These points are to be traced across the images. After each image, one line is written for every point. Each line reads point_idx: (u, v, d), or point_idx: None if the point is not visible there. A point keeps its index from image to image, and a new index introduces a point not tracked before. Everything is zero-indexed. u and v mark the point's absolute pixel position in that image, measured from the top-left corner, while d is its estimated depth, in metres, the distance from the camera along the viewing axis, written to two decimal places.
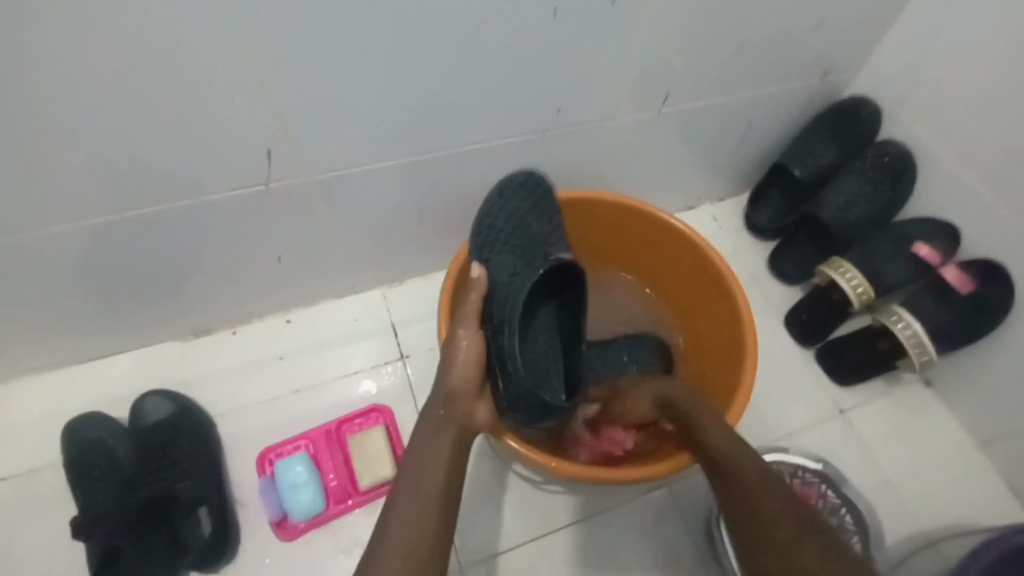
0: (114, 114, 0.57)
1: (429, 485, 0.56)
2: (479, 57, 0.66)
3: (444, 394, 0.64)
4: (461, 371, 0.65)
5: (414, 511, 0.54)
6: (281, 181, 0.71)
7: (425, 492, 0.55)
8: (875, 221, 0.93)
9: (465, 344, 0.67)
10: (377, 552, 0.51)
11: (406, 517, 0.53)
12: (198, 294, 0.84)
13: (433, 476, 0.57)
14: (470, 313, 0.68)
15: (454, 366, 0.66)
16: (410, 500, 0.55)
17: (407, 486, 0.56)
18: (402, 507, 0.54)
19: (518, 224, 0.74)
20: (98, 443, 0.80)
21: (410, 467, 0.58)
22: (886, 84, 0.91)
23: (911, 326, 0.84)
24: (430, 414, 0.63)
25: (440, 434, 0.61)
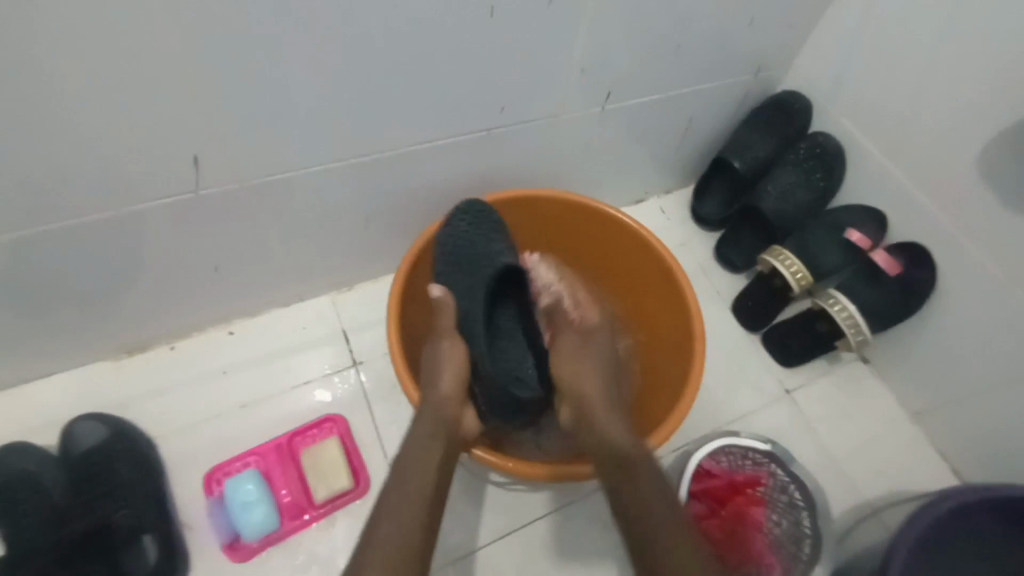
0: (22, 120, 0.53)
1: (417, 496, 0.55)
2: (420, 56, 0.64)
3: (433, 402, 0.64)
4: (450, 379, 0.66)
5: (402, 522, 0.53)
6: (216, 188, 0.68)
7: (412, 500, 0.55)
8: (810, 209, 0.98)
9: (449, 352, 0.68)
10: (362, 562, 0.50)
11: (393, 528, 0.52)
12: (132, 309, 0.80)
13: (422, 484, 0.56)
14: (444, 326, 0.70)
15: (440, 375, 0.66)
16: (395, 511, 0.53)
17: (393, 498, 0.55)
18: (391, 521, 0.53)
19: (479, 241, 0.78)
20: (25, 474, 0.74)
21: (399, 476, 0.57)
22: (816, 78, 0.95)
23: (847, 308, 0.88)
24: (420, 424, 0.62)
25: (430, 443, 0.60)
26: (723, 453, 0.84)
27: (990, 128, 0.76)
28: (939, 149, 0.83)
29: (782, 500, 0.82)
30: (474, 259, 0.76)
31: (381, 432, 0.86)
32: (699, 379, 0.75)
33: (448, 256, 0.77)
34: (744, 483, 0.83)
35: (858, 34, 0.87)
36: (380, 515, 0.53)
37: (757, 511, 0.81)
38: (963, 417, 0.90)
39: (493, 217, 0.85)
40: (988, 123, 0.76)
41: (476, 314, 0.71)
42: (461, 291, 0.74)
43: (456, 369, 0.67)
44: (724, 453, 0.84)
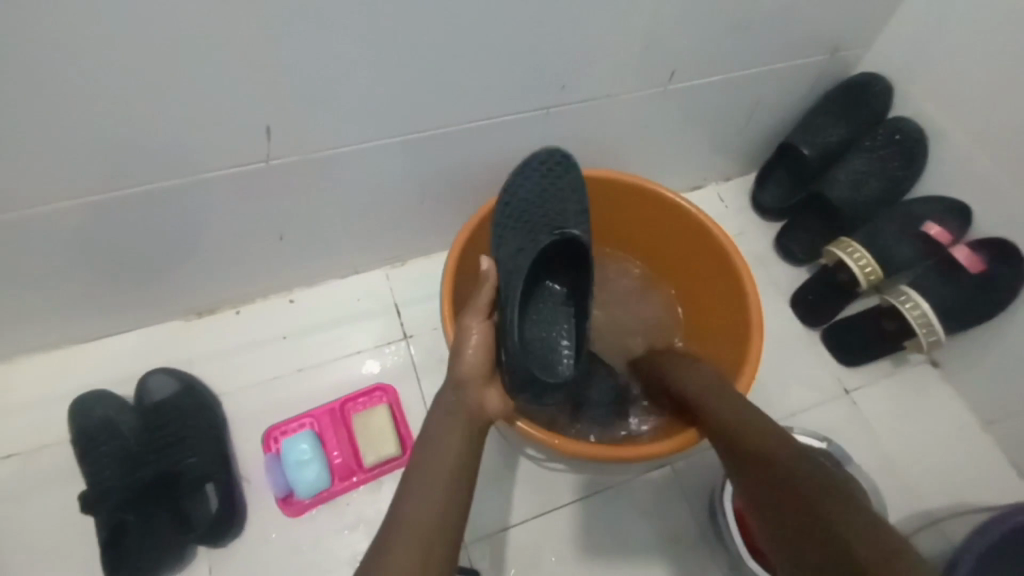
0: (108, 89, 0.56)
1: (443, 462, 0.57)
2: (480, 33, 0.64)
3: (454, 379, 0.66)
4: (474, 358, 0.67)
5: (428, 489, 0.55)
6: (281, 159, 0.71)
7: (436, 467, 0.57)
8: (884, 199, 0.92)
9: (473, 331, 0.68)
10: (393, 521, 0.52)
11: (420, 493, 0.54)
12: (201, 273, 0.84)
13: (445, 454, 0.58)
14: (479, 303, 0.69)
15: (468, 356, 0.67)
16: (420, 476, 0.56)
17: (419, 467, 0.57)
18: (417, 483, 0.55)
19: (521, 195, 0.72)
20: (104, 420, 0.81)
21: (424, 446, 0.59)
22: (899, 60, 0.89)
23: (919, 306, 0.83)
24: (444, 401, 0.64)
25: (451, 416, 0.62)
26: None
27: None
28: None
29: None
30: (524, 216, 0.71)
31: (427, 403, 0.88)
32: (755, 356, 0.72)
33: (503, 206, 0.71)
34: None
35: (950, 12, 0.80)
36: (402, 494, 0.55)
37: None
38: None
39: None
40: None
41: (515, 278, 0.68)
42: (508, 252, 0.69)
43: (483, 345, 0.68)
44: None
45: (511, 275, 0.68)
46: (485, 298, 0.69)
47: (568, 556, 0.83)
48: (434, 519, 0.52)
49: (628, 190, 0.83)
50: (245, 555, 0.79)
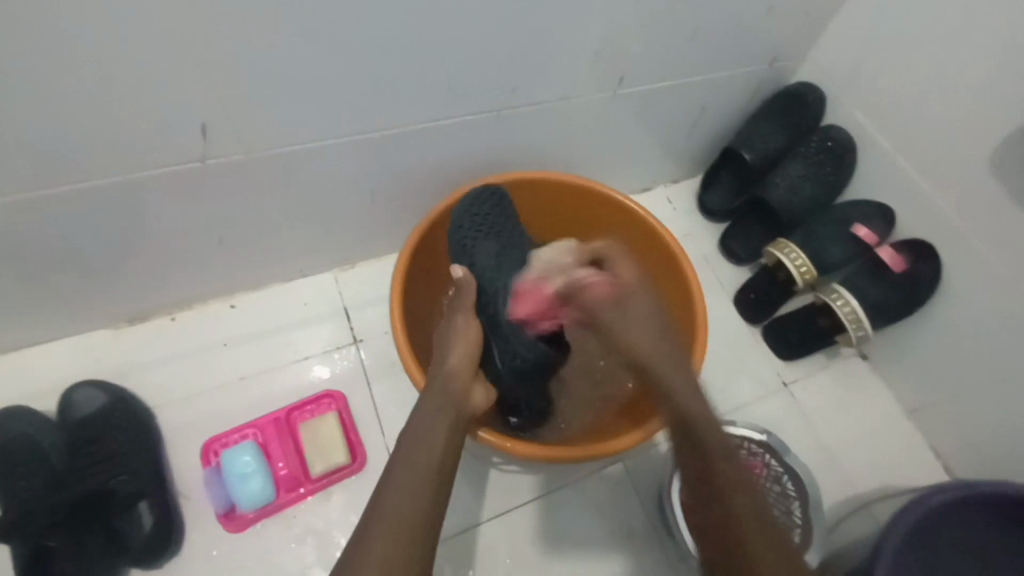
0: (25, 80, 0.52)
1: (428, 457, 0.55)
2: (432, 32, 0.63)
3: (443, 375, 0.65)
4: (461, 355, 0.68)
5: (410, 485, 0.52)
6: (220, 158, 0.67)
7: (421, 460, 0.55)
8: (819, 202, 0.97)
9: (461, 335, 0.70)
10: (374, 518, 0.50)
11: (404, 486, 0.52)
12: (132, 278, 0.79)
13: (431, 448, 0.56)
14: (467, 306, 0.72)
15: (455, 355, 0.68)
16: (404, 470, 0.53)
17: (403, 458, 0.55)
18: (399, 475, 0.53)
19: (481, 215, 0.79)
20: (23, 438, 0.74)
21: (409, 439, 0.57)
22: (831, 70, 0.94)
23: (849, 303, 0.88)
24: (432, 394, 0.63)
25: (438, 407, 0.60)
26: None
27: (1004, 128, 0.76)
28: (953, 148, 0.82)
29: (775, 490, 0.83)
30: (493, 232, 0.79)
31: (379, 409, 0.86)
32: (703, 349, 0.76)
33: (462, 231, 0.79)
34: None
35: (877, 27, 0.85)
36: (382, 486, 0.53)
37: None
38: (959, 416, 0.90)
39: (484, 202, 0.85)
40: (1002, 124, 0.76)
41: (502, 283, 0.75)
42: (489, 258, 0.76)
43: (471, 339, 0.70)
44: None
45: (496, 280, 0.75)
46: (469, 300, 0.73)
47: (523, 557, 0.83)
48: (415, 516, 0.50)
49: (582, 205, 0.86)
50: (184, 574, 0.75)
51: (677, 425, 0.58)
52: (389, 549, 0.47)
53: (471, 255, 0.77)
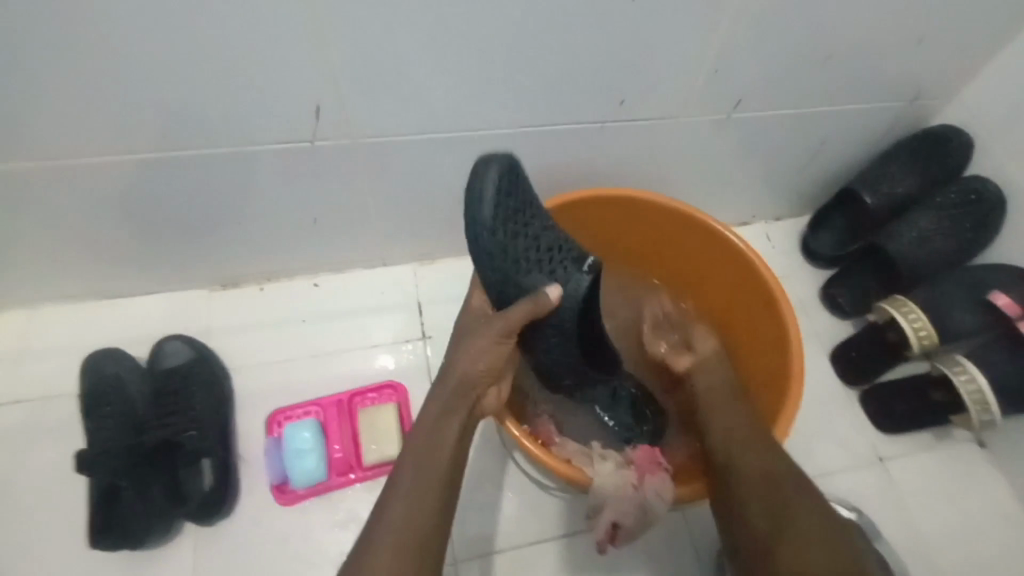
0: (163, 48, 0.55)
1: (439, 466, 0.54)
2: (543, 33, 0.62)
3: (458, 379, 0.58)
4: (479, 365, 0.59)
5: (416, 501, 0.51)
6: (325, 140, 0.69)
7: (433, 471, 0.54)
8: (948, 260, 0.86)
9: (490, 337, 0.59)
10: (378, 530, 0.50)
11: (411, 494, 0.52)
12: (228, 245, 0.83)
13: (436, 461, 0.54)
14: (511, 321, 0.59)
15: (481, 354, 0.59)
16: (412, 481, 0.52)
17: (413, 465, 0.54)
18: (405, 482, 0.52)
19: (531, 226, 0.62)
20: (114, 379, 0.79)
21: (418, 448, 0.55)
22: (982, 114, 0.83)
23: (976, 378, 0.76)
24: (437, 395, 0.58)
25: (446, 420, 0.57)
26: None
27: None
28: None
29: None
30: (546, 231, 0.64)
31: None
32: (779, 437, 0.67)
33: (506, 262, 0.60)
34: None
35: None
36: (387, 501, 0.52)
37: None
38: None
39: (621, 209, 0.80)
40: None
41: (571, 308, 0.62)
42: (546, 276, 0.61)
43: (497, 351, 0.59)
44: None
45: (566, 312, 0.62)
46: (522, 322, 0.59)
47: None
48: (418, 527, 0.50)
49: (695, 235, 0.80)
50: (232, 540, 0.77)
51: (735, 478, 0.60)
52: (394, 563, 0.48)
53: (521, 285, 0.60)
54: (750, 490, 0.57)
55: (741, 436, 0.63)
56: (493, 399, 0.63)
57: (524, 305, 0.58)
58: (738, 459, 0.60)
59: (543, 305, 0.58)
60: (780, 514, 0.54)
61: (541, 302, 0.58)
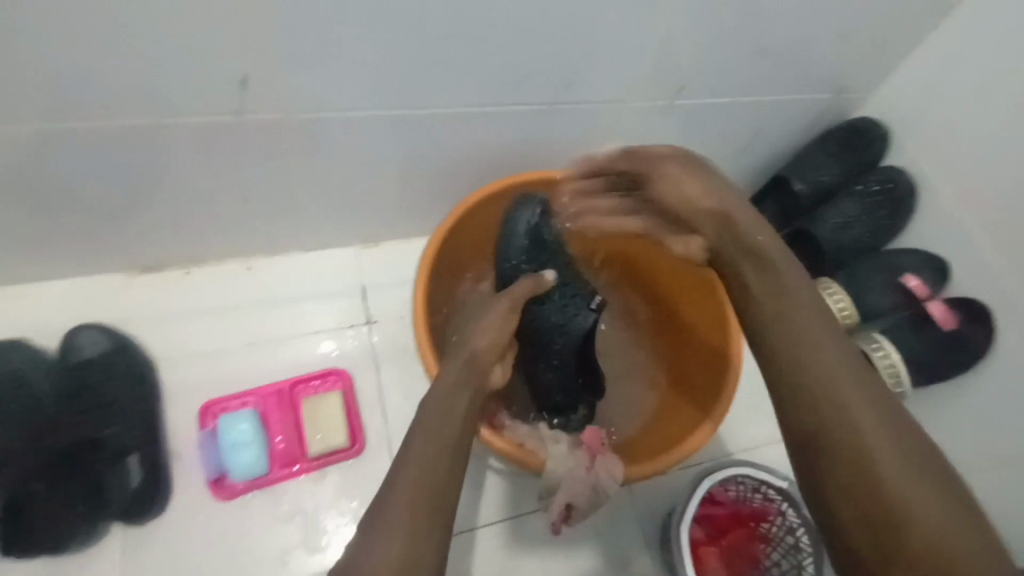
0: (65, 8, 0.49)
1: (449, 436, 0.52)
2: (492, 10, 0.60)
3: (466, 353, 0.59)
4: (488, 339, 0.61)
5: (424, 471, 0.49)
6: (259, 116, 0.65)
7: (442, 441, 0.52)
8: (867, 244, 0.93)
9: (499, 312, 0.63)
10: (383, 506, 0.47)
11: (418, 465, 0.49)
12: (148, 226, 0.77)
13: (449, 426, 0.53)
14: (516, 293, 0.64)
15: (488, 328, 0.62)
16: (421, 450, 0.50)
17: (422, 435, 0.52)
18: (414, 450, 0.50)
19: (546, 249, 0.73)
20: (19, 376, 0.74)
21: (426, 416, 0.53)
22: (899, 108, 0.89)
23: (890, 355, 0.83)
24: (447, 372, 0.58)
25: (455, 391, 0.56)
26: (735, 483, 0.79)
27: None
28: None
29: (788, 541, 0.77)
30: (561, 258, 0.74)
31: (383, 394, 0.83)
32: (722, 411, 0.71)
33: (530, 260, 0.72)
34: (750, 517, 0.80)
35: (955, 69, 0.81)
36: (394, 471, 0.49)
37: (757, 545, 0.79)
38: None
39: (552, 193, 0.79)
40: None
41: (576, 318, 0.72)
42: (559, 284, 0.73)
43: (504, 327, 0.62)
44: (736, 483, 0.79)
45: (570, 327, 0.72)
46: (519, 300, 0.64)
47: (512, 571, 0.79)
48: (428, 502, 0.48)
49: None
50: (166, 540, 0.72)
51: (788, 374, 0.52)
52: (399, 548, 0.45)
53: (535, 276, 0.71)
54: (782, 343, 0.53)
55: (821, 372, 0.50)
56: (499, 374, 0.62)
57: (528, 280, 0.65)
58: (800, 360, 0.52)
59: (543, 279, 0.66)
60: (827, 416, 0.49)
61: (543, 279, 0.66)
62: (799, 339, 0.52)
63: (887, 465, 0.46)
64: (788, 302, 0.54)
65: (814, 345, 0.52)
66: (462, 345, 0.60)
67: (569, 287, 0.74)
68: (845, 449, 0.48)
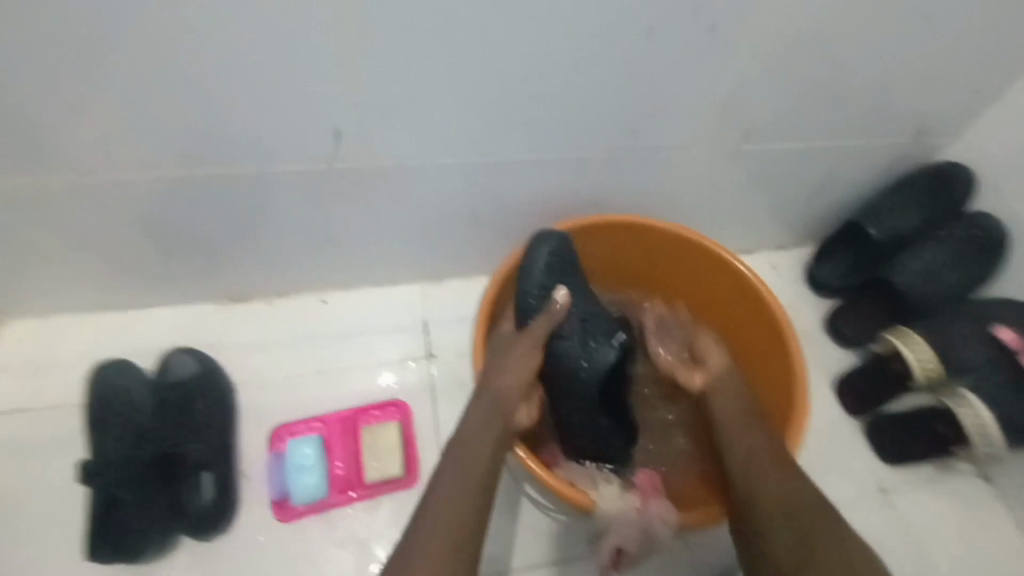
0: (189, 69, 0.57)
1: (474, 473, 0.56)
2: (559, 65, 0.64)
3: (493, 391, 0.65)
4: (514, 376, 0.66)
5: (448, 506, 0.52)
6: (342, 161, 0.71)
7: (467, 477, 0.55)
8: (952, 292, 0.87)
9: (519, 351, 0.67)
10: (416, 531, 0.51)
11: (445, 502, 0.53)
12: (239, 260, 0.84)
13: (477, 464, 0.57)
14: (537, 333, 0.68)
15: (513, 367, 0.66)
16: (448, 486, 0.54)
17: (448, 474, 0.56)
18: (441, 489, 0.54)
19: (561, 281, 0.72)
20: (123, 390, 0.80)
21: (455, 450, 0.58)
22: (984, 153, 0.85)
23: (981, 414, 0.76)
24: (476, 409, 0.63)
25: (484, 426, 0.61)
26: None
27: None
28: None
29: None
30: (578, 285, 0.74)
31: (440, 428, 0.85)
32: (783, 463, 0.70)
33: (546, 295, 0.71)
34: None
35: None
36: (421, 509, 0.53)
37: None
38: None
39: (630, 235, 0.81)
40: None
41: (599, 352, 0.68)
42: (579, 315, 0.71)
43: (527, 363, 0.67)
44: None
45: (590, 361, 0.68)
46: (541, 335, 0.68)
47: None
48: (457, 534, 0.51)
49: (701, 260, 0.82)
50: (231, 556, 0.76)
51: (740, 471, 0.60)
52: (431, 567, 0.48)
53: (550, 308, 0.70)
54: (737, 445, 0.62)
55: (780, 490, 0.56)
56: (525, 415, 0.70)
57: (544, 317, 0.68)
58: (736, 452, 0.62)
59: (558, 312, 0.69)
60: (784, 554, 0.53)
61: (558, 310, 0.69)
62: (736, 439, 0.63)
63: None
64: (726, 407, 0.67)
65: (753, 447, 0.61)
66: (488, 381, 0.66)
67: (589, 320, 0.71)
68: (808, 565, 0.51)
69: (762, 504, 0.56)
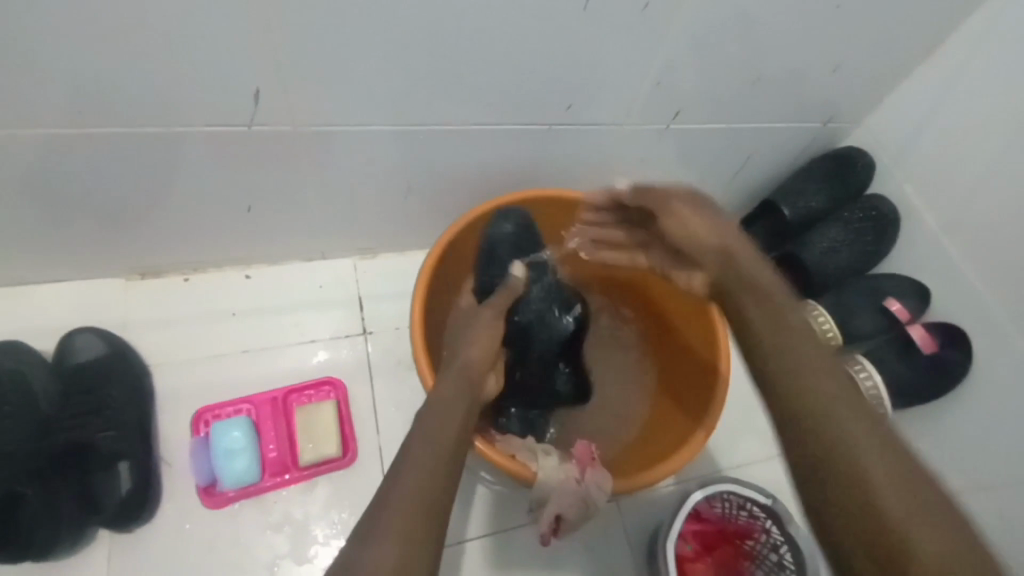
0: (87, 17, 0.50)
1: (445, 443, 0.52)
2: (500, 35, 0.62)
3: (461, 363, 0.62)
4: (479, 348, 0.64)
5: (420, 474, 0.47)
6: (269, 127, 0.66)
7: (439, 447, 0.51)
8: (852, 269, 0.96)
9: (484, 323, 0.68)
10: (382, 503, 0.45)
11: (417, 470, 0.48)
12: (150, 232, 0.77)
13: (446, 431, 0.53)
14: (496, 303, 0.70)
15: (478, 339, 0.65)
16: (422, 453, 0.49)
17: (419, 440, 0.51)
18: (415, 456, 0.49)
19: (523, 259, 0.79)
20: (14, 376, 0.70)
21: (423, 421, 0.53)
22: (883, 140, 0.93)
23: (873, 377, 0.85)
24: (444, 383, 0.59)
25: (451, 399, 0.57)
26: (720, 499, 0.78)
27: None
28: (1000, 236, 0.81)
29: (772, 559, 0.77)
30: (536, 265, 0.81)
31: (377, 405, 0.84)
32: (711, 420, 0.71)
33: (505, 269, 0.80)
34: (735, 534, 0.80)
35: (937, 105, 0.85)
36: (393, 474, 0.47)
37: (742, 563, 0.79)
38: None
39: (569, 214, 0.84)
40: None
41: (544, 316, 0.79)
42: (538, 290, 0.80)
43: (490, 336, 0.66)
44: (721, 499, 0.78)
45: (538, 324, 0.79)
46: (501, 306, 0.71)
47: None
48: (428, 504, 0.45)
49: None
50: (154, 546, 0.72)
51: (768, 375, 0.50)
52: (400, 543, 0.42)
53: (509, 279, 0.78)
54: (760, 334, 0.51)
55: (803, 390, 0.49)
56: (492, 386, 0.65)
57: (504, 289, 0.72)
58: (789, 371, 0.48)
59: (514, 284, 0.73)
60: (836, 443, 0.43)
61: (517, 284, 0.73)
62: (786, 346, 0.49)
63: (889, 498, 0.40)
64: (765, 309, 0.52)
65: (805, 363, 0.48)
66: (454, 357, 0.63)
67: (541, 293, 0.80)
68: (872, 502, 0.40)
69: (805, 398, 0.46)
